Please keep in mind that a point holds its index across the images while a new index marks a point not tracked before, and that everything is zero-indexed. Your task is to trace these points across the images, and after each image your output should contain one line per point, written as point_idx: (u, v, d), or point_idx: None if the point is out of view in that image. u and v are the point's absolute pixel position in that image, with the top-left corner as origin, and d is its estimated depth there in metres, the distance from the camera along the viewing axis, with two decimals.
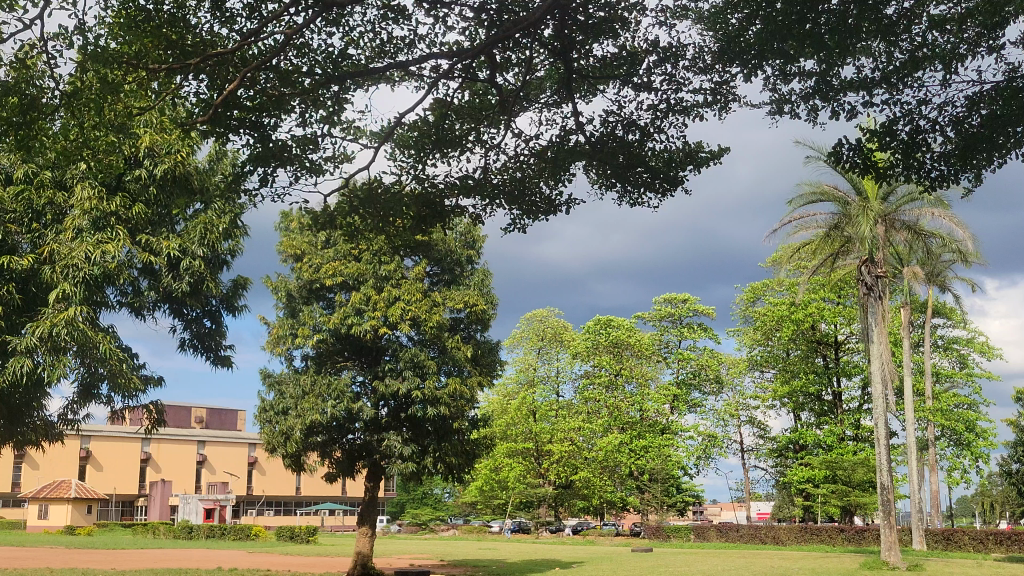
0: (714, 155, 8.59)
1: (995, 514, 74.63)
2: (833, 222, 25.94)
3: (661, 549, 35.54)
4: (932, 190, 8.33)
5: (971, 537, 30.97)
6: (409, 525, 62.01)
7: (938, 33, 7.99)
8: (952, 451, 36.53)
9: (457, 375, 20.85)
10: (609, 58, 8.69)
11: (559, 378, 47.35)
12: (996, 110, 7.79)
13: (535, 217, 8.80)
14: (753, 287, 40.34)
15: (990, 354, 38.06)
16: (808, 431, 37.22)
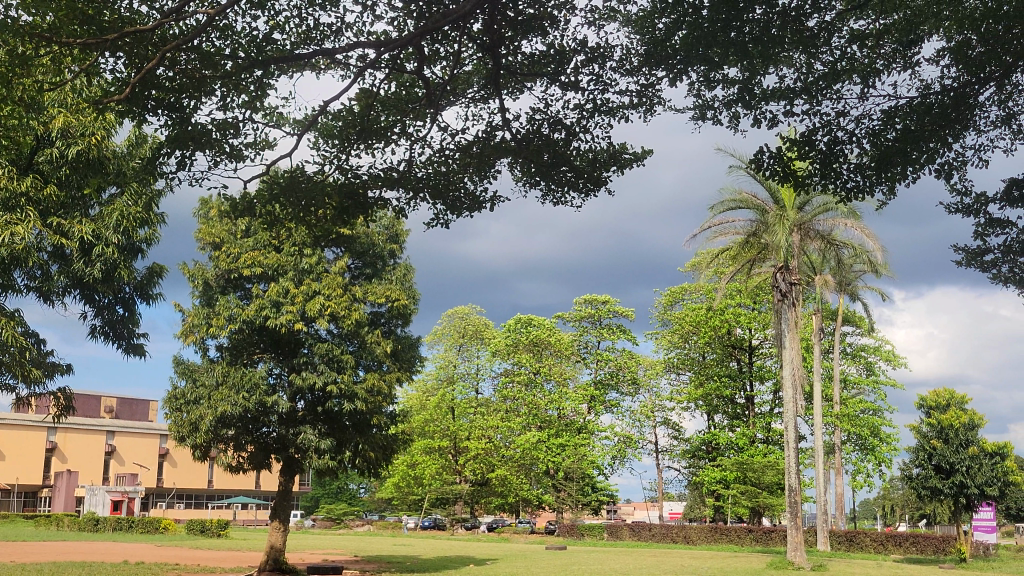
0: (638, 158, 8.66)
1: (898, 515, 77.20)
2: (751, 228, 26.49)
3: (575, 547, 35.74)
4: (848, 200, 8.52)
5: (873, 539, 31.96)
6: (323, 519, 61.31)
7: (858, 47, 8.17)
8: (857, 455, 37.59)
9: (375, 370, 20.80)
10: (537, 56, 8.69)
11: (479, 375, 47.34)
12: (910, 124, 8.02)
13: (459, 213, 8.72)
14: (672, 291, 40.96)
15: (896, 362, 39.33)
16: (720, 433, 37.99)
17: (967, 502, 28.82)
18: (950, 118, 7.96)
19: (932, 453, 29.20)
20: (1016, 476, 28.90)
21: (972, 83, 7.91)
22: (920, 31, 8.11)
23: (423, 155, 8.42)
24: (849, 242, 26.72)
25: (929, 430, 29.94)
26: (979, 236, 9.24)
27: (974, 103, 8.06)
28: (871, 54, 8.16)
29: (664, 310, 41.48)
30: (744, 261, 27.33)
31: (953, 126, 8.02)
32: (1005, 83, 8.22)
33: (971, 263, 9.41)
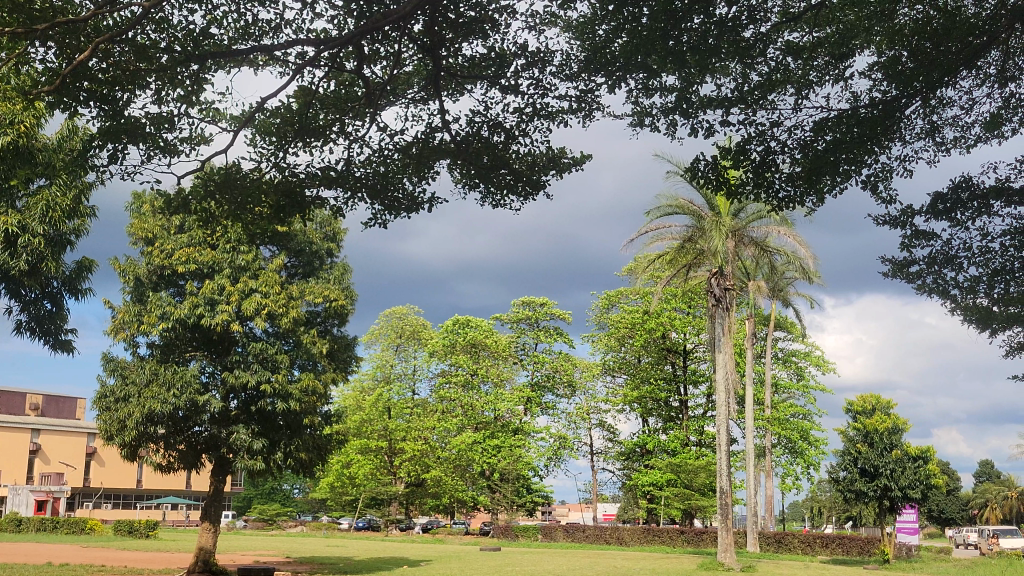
0: (577, 162, 8.72)
1: (824, 517, 78.87)
2: (687, 234, 26.84)
3: (510, 548, 35.79)
4: (780, 210, 8.70)
5: (801, 540, 32.65)
6: (255, 520, 60.48)
7: (793, 60, 8.33)
8: (787, 459, 38.24)
9: (310, 370, 20.64)
10: (478, 59, 8.70)
11: (415, 376, 47.18)
12: (840, 136, 8.21)
13: (397, 214, 8.69)
14: (609, 294, 41.37)
15: (825, 367, 40.18)
16: (654, 436, 38.46)
17: (890, 505, 29.61)
18: (878, 130, 8.17)
19: (858, 456, 29.93)
20: (938, 479, 29.77)
21: (900, 96, 8.14)
22: (852, 45, 8.32)
23: (362, 155, 8.38)
24: (782, 249, 27.26)
25: (855, 434, 30.64)
26: (905, 247, 9.52)
27: (901, 116, 8.29)
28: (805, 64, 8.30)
29: (601, 313, 41.85)
30: (680, 267, 27.57)
31: (881, 137, 8.23)
32: (932, 98, 8.46)
33: (897, 273, 9.67)
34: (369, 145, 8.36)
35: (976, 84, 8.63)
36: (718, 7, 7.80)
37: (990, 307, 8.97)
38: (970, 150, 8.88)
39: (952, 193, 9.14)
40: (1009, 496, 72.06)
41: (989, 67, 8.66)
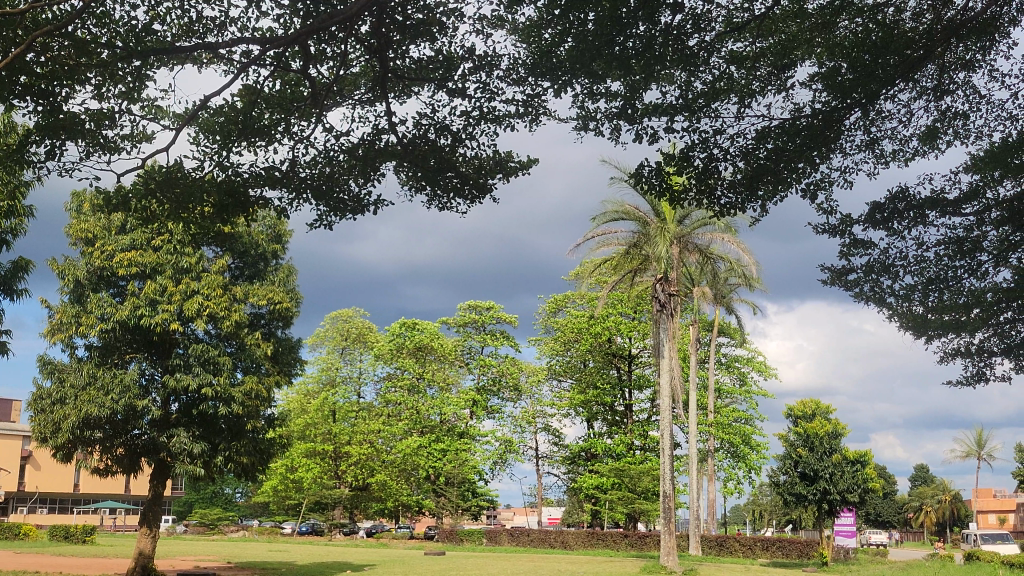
0: (523, 166, 8.74)
1: (765, 520, 80.16)
2: (633, 240, 27.07)
3: (454, 552, 35.72)
4: (722, 216, 8.80)
5: (742, 543, 33.08)
6: (196, 524, 59.53)
7: (736, 68, 8.43)
8: (729, 462, 38.60)
9: (253, 373, 20.41)
10: (424, 61, 8.68)
11: (361, 379, 46.91)
12: (781, 145, 8.34)
13: (342, 215, 8.60)
14: (556, 299, 41.54)
15: (767, 373, 40.77)
16: (599, 440, 38.68)
17: (829, 508, 30.10)
18: (818, 140, 8.31)
19: (798, 460, 30.41)
20: (875, 483, 30.38)
21: (839, 107, 8.28)
22: (794, 56, 8.43)
23: (306, 156, 8.31)
24: (726, 256, 27.63)
25: (796, 438, 31.14)
26: (844, 254, 9.68)
27: (841, 127, 8.44)
28: (747, 73, 8.41)
29: (547, 317, 42.00)
30: (626, 271, 27.81)
31: (821, 146, 8.37)
32: (871, 109, 8.63)
33: (836, 281, 9.86)
34: (314, 146, 8.30)
35: (914, 97, 8.82)
36: (664, 15, 7.86)
37: (925, 315, 9.14)
38: (907, 161, 9.07)
39: (889, 203, 9.35)
40: (942, 499, 73.95)
41: (926, 81, 8.86)
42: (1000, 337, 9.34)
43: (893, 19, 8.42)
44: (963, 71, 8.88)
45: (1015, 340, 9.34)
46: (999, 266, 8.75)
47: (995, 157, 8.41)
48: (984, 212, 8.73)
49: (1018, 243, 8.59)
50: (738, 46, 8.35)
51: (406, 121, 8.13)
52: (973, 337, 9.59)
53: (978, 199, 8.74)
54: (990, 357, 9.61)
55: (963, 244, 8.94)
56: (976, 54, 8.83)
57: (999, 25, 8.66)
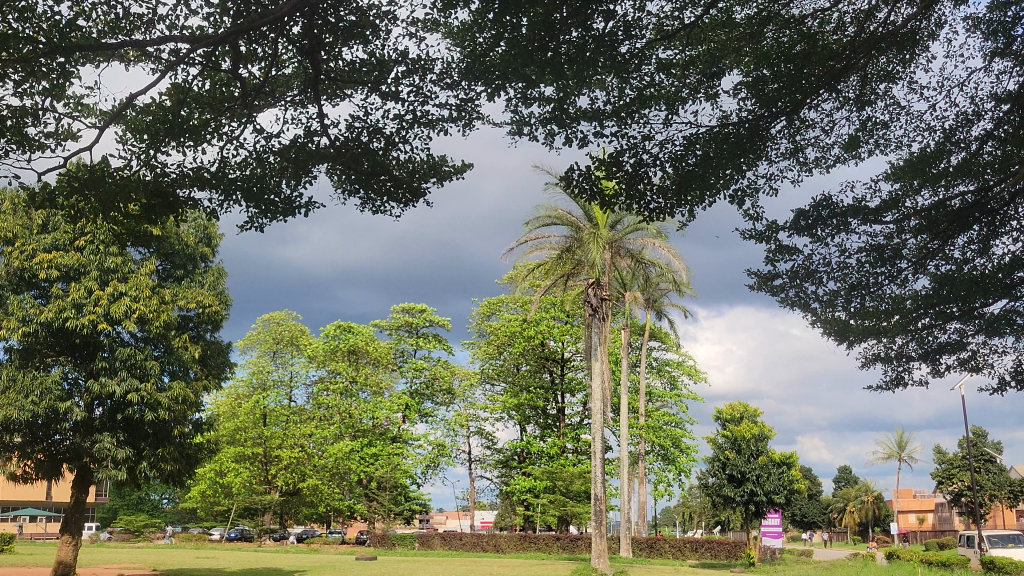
0: (457, 170, 8.73)
1: (694, 522, 81.09)
2: (565, 244, 27.28)
3: (385, 557, 35.43)
4: (652, 221, 8.89)
5: (671, 545, 33.48)
6: (121, 530, 58.19)
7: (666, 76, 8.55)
8: (659, 465, 39.06)
9: (181, 377, 20.07)
10: (358, 63, 8.65)
11: (293, 382, 46.38)
12: (709, 152, 8.47)
13: (274, 217, 8.48)
14: (489, 302, 41.63)
15: (696, 377, 41.37)
16: (532, 443, 38.84)
17: (756, 509, 30.59)
18: (745, 147, 8.47)
19: (727, 463, 30.90)
20: (800, 485, 31.03)
21: (766, 115, 8.46)
22: (722, 64, 8.57)
23: (236, 157, 8.20)
24: (656, 262, 28.01)
25: (724, 441, 31.67)
26: (770, 260, 9.87)
27: (766, 135, 8.60)
28: (678, 81, 8.52)
29: (481, 321, 42.06)
30: (559, 276, 27.96)
31: (748, 155, 8.54)
32: (797, 118, 8.82)
33: (762, 286, 10.06)
34: (245, 146, 8.19)
35: (837, 108, 9.03)
36: (596, 22, 7.93)
37: (847, 320, 9.38)
38: (829, 169, 9.29)
39: (813, 210, 9.58)
40: (865, 500, 75.72)
41: (848, 91, 9.07)
42: (919, 343, 9.62)
43: (818, 31, 8.62)
44: (884, 81, 9.14)
45: (932, 344, 9.63)
46: (918, 273, 9.02)
47: (914, 166, 8.66)
48: (905, 220, 8.97)
49: (935, 251, 8.86)
50: (669, 53, 8.47)
51: (339, 124, 8.07)
52: (892, 342, 9.87)
53: (897, 207, 9.00)
54: (908, 362, 9.91)
55: (884, 251, 9.19)
56: (896, 65, 9.10)
57: (917, 39, 8.96)
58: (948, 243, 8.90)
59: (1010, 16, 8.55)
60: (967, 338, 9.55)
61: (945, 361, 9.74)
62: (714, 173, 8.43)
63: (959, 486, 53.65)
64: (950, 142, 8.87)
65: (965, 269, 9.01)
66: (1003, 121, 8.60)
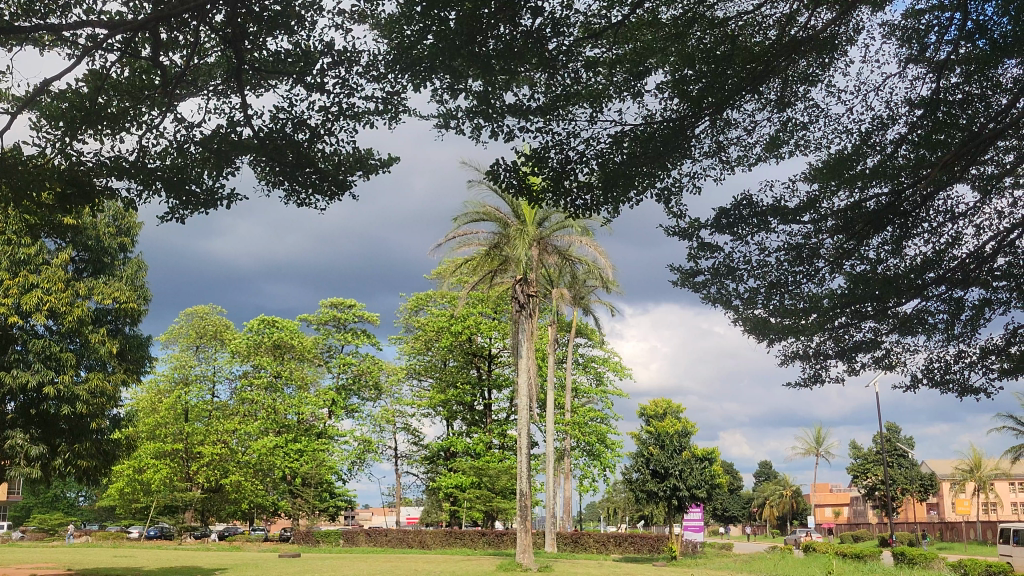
0: (384, 164, 8.64)
1: (618, 517, 82.10)
2: (493, 240, 27.36)
3: (309, 554, 35.08)
4: (577, 217, 8.85)
5: (595, 540, 33.76)
6: (34, 529, 56.48)
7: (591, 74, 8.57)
8: (584, 461, 39.34)
9: (99, 371, 19.57)
10: (283, 54, 8.49)
11: (216, 377, 45.59)
12: (635, 151, 8.49)
13: (195, 209, 8.31)
14: (417, 297, 41.53)
15: (622, 373, 41.78)
16: (458, 438, 38.82)
17: (678, 504, 30.97)
18: (670, 147, 8.50)
19: (650, 458, 31.29)
20: (721, 480, 31.61)
21: (691, 116, 8.53)
22: (648, 64, 8.61)
23: (157, 145, 7.99)
24: (583, 259, 28.10)
25: (648, 437, 32.11)
26: (692, 257, 9.62)
27: (691, 135, 8.67)
28: (604, 79, 8.54)
29: (409, 316, 41.90)
30: (485, 273, 28.04)
31: (672, 154, 8.58)
32: (720, 118, 8.88)
33: (684, 283, 9.83)
34: (166, 134, 7.97)
35: (760, 109, 9.13)
36: (524, 19, 7.88)
37: (767, 318, 9.50)
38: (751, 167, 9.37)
39: (735, 209, 9.51)
40: (784, 494, 77.44)
41: (770, 93, 9.21)
42: (835, 341, 9.69)
43: (741, 33, 8.73)
44: (803, 84, 9.28)
45: (848, 343, 9.70)
46: (834, 272, 9.14)
47: (832, 167, 8.83)
48: (822, 220, 9.08)
49: (851, 251, 9.01)
50: (596, 51, 8.48)
51: (262, 115, 7.90)
52: (810, 340, 9.91)
53: (815, 208, 9.11)
54: (826, 359, 9.97)
55: (802, 251, 9.26)
56: (816, 69, 9.24)
57: (836, 44, 9.14)
58: (864, 244, 9.06)
59: (923, 23, 8.79)
60: (881, 337, 9.64)
61: (860, 360, 9.82)
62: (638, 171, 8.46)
63: (873, 480, 55.12)
64: (866, 145, 9.07)
65: (879, 269, 9.17)
66: (916, 125, 8.82)
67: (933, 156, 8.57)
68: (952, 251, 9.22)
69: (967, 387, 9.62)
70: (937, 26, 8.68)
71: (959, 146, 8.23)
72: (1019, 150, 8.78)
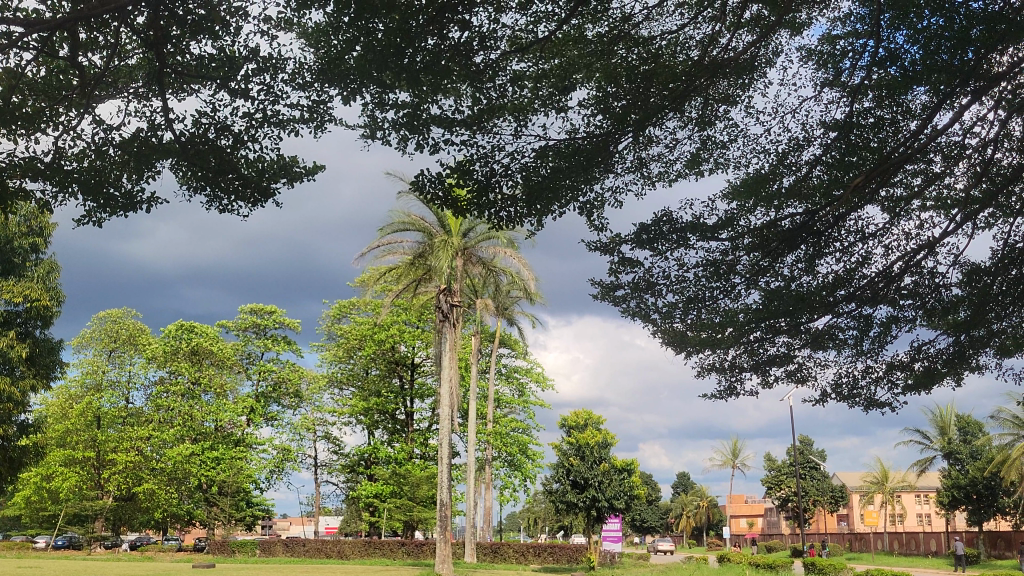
0: (308, 172, 8.58)
1: (538, 527, 82.41)
2: (418, 250, 27.39)
3: (224, 565, 34.50)
4: (501, 230, 8.79)
5: (515, 550, 33.86)
6: None
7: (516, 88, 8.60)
8: (505, 471, 39.42)
9: (6, 375, 19.06)
10: (207, 58, 8.38)
11: (130, 384, 44.48)
12: (560, 165, 8.50)
13: (113, 212, 8.16)
14: (340, 305, 41.21)
15: (544, 384, 42.02)
16: (380, 447, 38.63)
17: (597, 515, 31.29)
18: (593, 162, 8.56)
19: (570, 469, 31.50)
20: (640, 491, 31.99)
21: (614, 132, 8.62)
22: (573, 79, 8.67)
23: (74, 146, 7.82)
24: (507, 270, 28.22)
25: (568, 448, 32.33)
26: (612, 272, 9.53)
27: (614, 150, 8.75)
28: (530, 93, 8.57)
29: (331, 323, 41.54)
30: (410, 281, 27.96)
31: (596, 168, 8.61)
32: (643, 135, 8.97)
33: (604, 296, 9.81)
34: (84, 137, 7.82)
35: (681, 126, 9.27)
36: (453, 31, 7.89)
37: (684, 332, 9.62)
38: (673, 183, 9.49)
39: (655, 224, 9.52)
40: (700, 505, 78.76)
41: (691, 112, 9.38)
42: (750, 355, 9.79)
43: (666, 52, 8.85)
44: (724, 104, 9.44)
45: (762, 357, 9.82)
46: (750, 288, 9.28)
47: (751, 186, 9.00)
48: (740, 238, 9.20)
49: (766, 269, 9.18)
50: (522, 65, 8.52)
51: (186, 120, 7.79)
52: (726, 354, 10.01)
53: (732, 226, 9.25)
54: (740, 372, 10.09)
55: (720, 267, 9.32)
56: (736, 90, 9.41)
57: (756, 65, 9.36)
58: (779, 261, 9.24)
59: (838, 48, 9.12)
60: (794, 351, 9.83)
61: (774, 373, 9.98)
62: (563, 184, 8.51)
63: (786, 492, 56.39)
64: (782, 165, 9.32)
65: (792, 286, 9.33)
66: (831, 147, 9.10)
67: (845, 177, 8.84)
68: (861, 270, 9.54)
69: (873, 402, 9.95)
70: (851, 53, 9.00)
71: (872, 168, 8.50)
72: (926, 173, 9.09)
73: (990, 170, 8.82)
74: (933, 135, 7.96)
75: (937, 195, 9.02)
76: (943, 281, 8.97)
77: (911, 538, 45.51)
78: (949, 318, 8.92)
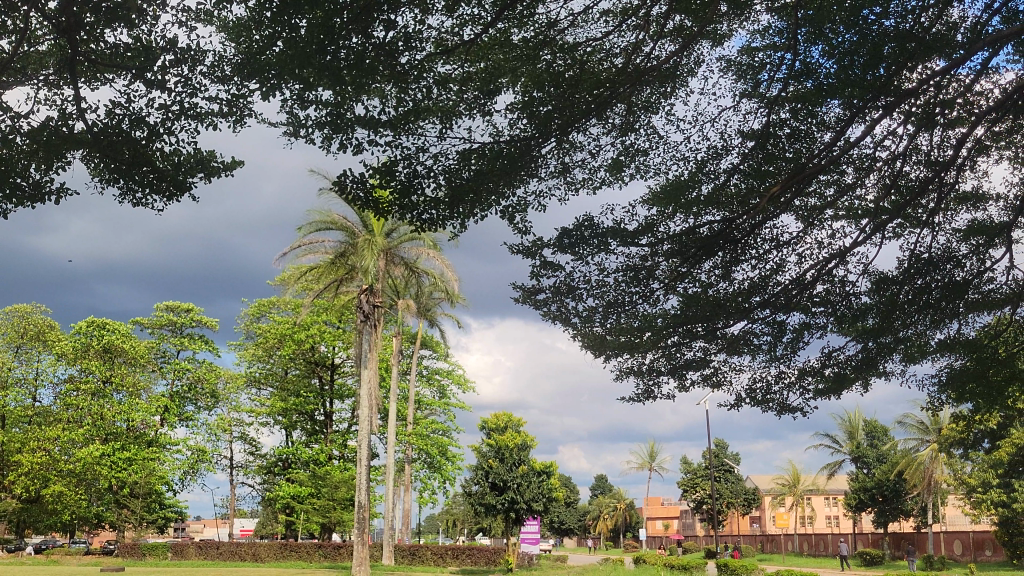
0: (226, 167, 8.44)
1: (458, 529, 82.31)
2: (339, 249, 27.11)
3: (134, 568, 33.56)
4: (423, 232, 8.73)
5: (433, 552, 33.75)
6: None
7: (440, 89, 8.56)
8: (425, 473, 39.30)
9: None
10: (122, 47, 8.16)
11: (38, 381, 43.08)
12: (483, 167, 8.48)
13: (21, 201, 7.94)
14: (259, 303, 40.58)
15: (464, 386, 42.02)
16: (298, 448, 38.14)
17: (516, 517, 31.41)
18: (516, 166, 8.56)
19: (489, 471, 31.56)
20: (558, 493, 32.20)
21: (537, 137, 8.63)
22: (499, 82, 8.67)
23: None
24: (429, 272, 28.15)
25: (488, 449, 32.37)
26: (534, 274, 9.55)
27: (537, 155, 8.76)
28: (454, 96, 8.57)
29: (250, 322, 40.86)
30: (331, 280, 27.63)
31: (519, 172, 8.60)
32: (567, 140, 9.01)
33: (526, 299, 9.82)
34: None
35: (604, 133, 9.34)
36: (377, 30, 7.81)
37: (603, 335, 9.71)
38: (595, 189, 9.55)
39: (576, 229, 9.58)
40: (617, 507, 79.63)
41: (614, 118, 9.46)
42: (668, 359, 9.94)
43: (589, 59, 8.90)
44: (645, 113, 9.55)
45: (679, 361, 9.98)
46: (667, 293, 9.43)
47: (670, 193, 9.12)
48: (661, 244, 9.31)
49: (684, 275, 9.35)
50: (448, 68, 8.51)
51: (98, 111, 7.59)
52: (644, 357, 10.13)
53: (652, 231, 9.35)
54: (658, 375, 10.21)
55: (639, 272, 9.42)
56: (659, 97, 9.51)
57: (677, 73, 9.49)
58: (697, 266, 9.40)
59: (756, 60, 9.30)
60: (710, 356, 10.00)
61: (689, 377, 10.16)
62: (486, 188, 8.50)
63: (701, 494, 57.42)
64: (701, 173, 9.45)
65: (709, 291, 9.48)
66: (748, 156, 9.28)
67: (761, 185, 9.05)
68: (775, 277, 9.75)
69: (785, 406, 10.19)
70: (769, 64, 9.19)
71: (787, 177, 8.70)
72: (839, 183, 9.33)
73: (898, 182, 9.10)
74: (846, 146, 8.17)
75: (849, 204, 9.26)
76: (853, 288, 9.18)
77: (820, 539, 46.72)
78: (858, 326, 9.18)
